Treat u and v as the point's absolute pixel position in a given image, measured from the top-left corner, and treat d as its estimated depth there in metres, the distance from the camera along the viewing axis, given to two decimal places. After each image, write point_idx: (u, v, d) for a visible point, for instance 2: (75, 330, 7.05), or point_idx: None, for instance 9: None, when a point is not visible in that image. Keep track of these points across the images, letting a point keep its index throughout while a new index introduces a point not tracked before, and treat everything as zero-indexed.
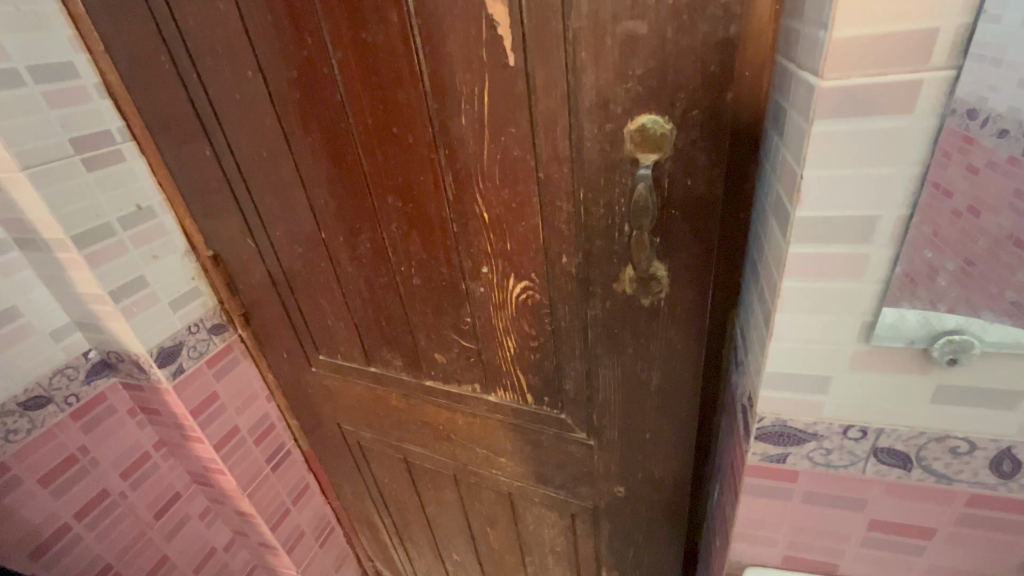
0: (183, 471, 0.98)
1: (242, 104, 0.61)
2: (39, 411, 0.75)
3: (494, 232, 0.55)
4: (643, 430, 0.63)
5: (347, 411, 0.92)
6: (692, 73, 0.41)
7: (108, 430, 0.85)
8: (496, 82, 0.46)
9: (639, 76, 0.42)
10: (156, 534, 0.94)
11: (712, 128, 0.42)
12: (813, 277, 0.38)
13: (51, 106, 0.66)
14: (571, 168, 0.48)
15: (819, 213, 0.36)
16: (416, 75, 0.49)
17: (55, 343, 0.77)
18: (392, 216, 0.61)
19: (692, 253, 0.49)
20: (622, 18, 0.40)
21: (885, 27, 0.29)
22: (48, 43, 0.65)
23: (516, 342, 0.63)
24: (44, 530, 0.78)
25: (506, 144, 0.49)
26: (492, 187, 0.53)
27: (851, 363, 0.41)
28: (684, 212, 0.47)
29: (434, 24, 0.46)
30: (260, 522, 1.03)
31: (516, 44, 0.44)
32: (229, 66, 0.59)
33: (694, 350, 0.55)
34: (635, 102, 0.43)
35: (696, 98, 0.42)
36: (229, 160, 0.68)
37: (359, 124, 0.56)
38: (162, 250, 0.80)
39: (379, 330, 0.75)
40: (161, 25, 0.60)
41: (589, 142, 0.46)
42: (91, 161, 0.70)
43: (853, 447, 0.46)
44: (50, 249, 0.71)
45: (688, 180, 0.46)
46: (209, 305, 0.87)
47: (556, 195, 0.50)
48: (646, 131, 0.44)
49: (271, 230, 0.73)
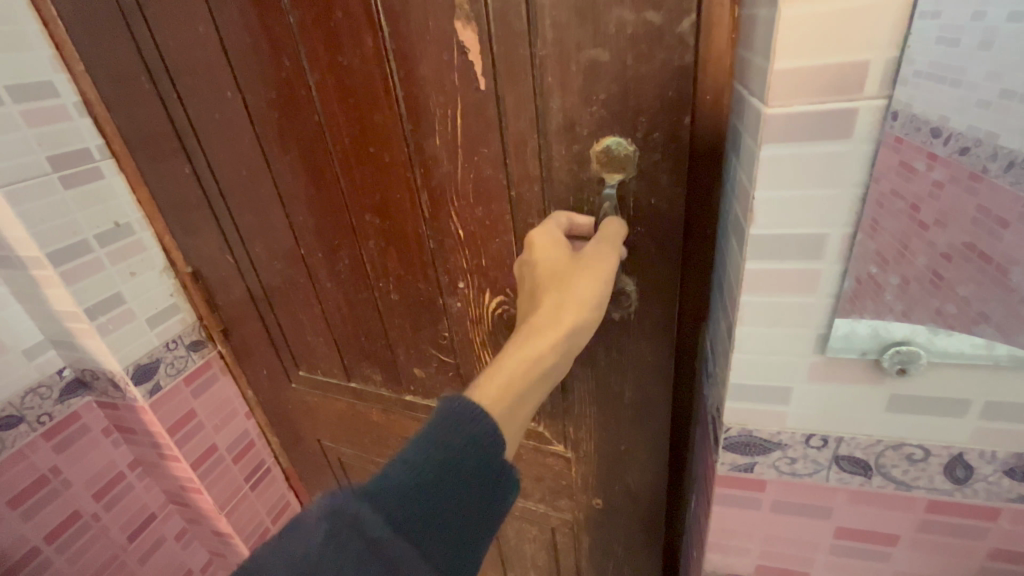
0: (159, 491, 0.96)
1: (221, 124, 0.62)
2: (10, 431, 0.74)
3: (470, 248, 0.57)
4: (619, 441, 0.64)
5: (327, 427, 0.92)
6: (651, 98, 0.43)
7: (81, 449, 0.84)
8: (468, 105, 0.48)
9: (603, 100, 0.44)
10: (130, 557, 0.91)
11: (672, 150, 0.45)
12: (770, 291, 0.40)
13: (29, 125, 0.66)
14: (542, 187, 0.50)
15: (772, 230, 0.37)
16: (391, 97, 0.51)
17: (27, 361, 0.77)
18: (370, 232, 0.62)
19: (658, 267, 0.51)
20: (585, 46, 0.42)
21: (818, 59, 0.31)
22: (29, 63, 0.65)
23: (492, 357, 0.64)
24: (12, 554, 0.76)
25: (479, 164, 0.51)
26: (466, 205, 0.54)
27: (809, 373, 0.43)
28: (649, 229, 0.49)
29: (408, 49, 0.47)
30: (238, 542, 1.01)
31: (486, 68, 0.46)
32: (208, 87, 0.60)
33: (665, 363, 0.56)
34: (600, 124, 0.45)
35: (656, 121, 0.44)
36: (208, 177, 0.69)
37: (336, 143, 0.57)
38: (140, 267, 0.79)
39: (359, 346, 0.75)
40: (141, 47, 0.61)
41: (558, 162, 0.48)
42: (69, 178, 0.70)
43: (815, 455, 0.47)
44: (25, 267, 0.71)
45: (652, 199, 0.48)
46: (187, 322, 0.87)
47: (528, 214, 0.52)
48: (611, 153, 0.46)
49: (250, 247, 0.73)
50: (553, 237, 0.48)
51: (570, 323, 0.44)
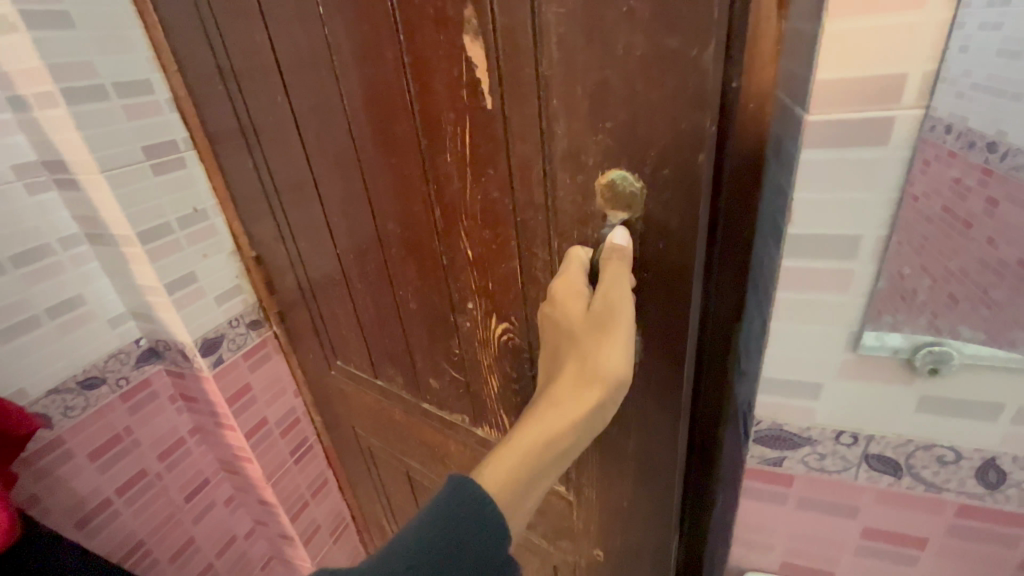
0: (213, 458, 1.04)
1: (274, 126, 0.69)
2: (94, 390, 0.83)
3: (478, 269, 0.61)
4: (620, 497, 0.66)
5: (359, 416, 0.98)
6: (662, 130, 0.43)
7: (151, 413, 0.92)
8: (476, 125, 0.52)
9: (610, 127, 0.45)
10: (185, 516, 0.99)
11: (683, 187, 0.44)
12: (805, 289, 0.42)
13: (129, 118, 0.74)
14: (546, 216, 0.52)
15: (809, 230, 0.40)
16: (410, 110, 0.55)
17: (111, 329, 0.85)
18: (393, 239, 0.66)
19: (664, 307, 0.51)
20: (590, 69, 0.43)
21: (852, 71, 0.34)
22: (132, 63, 0.74)
23: (498, 381, 0.67)
24: (89, 502, 0.84)
25: (487, 185, 0.55)
26: (475, 225, 0.58)
27: (841, 370, 0.45)
28: (657, 273, 0.50)
29: (425, 67, 0.52)
30: (280, 513, 1.08)
31: (493, 87, 0.49)
32: (266, 94, 0.66)
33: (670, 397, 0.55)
34: (606, 154, 0.46)
35: (665, 154, 0.44)
36: (265, 172, 0.75)
37: (365, 150, 0.62)
38: (212, 249, 0.87)
39: (382, 348, 0.80)
40: (216, 53, 0.68)
41: (563, 190, 0.50)
42: (158, 166, 0.78)
43: (845, 453, 0.49)
44: (116, 244, 0.79)
45: (660, 244, 0.48)
46: (248, 302, 0.94)
47: (532, 242, 0.55)
48: (617, 186, 0.47)
49: (297, 241, 0.80)
50: (575, 290, 0.49)
51: (588, 399, 0.45)
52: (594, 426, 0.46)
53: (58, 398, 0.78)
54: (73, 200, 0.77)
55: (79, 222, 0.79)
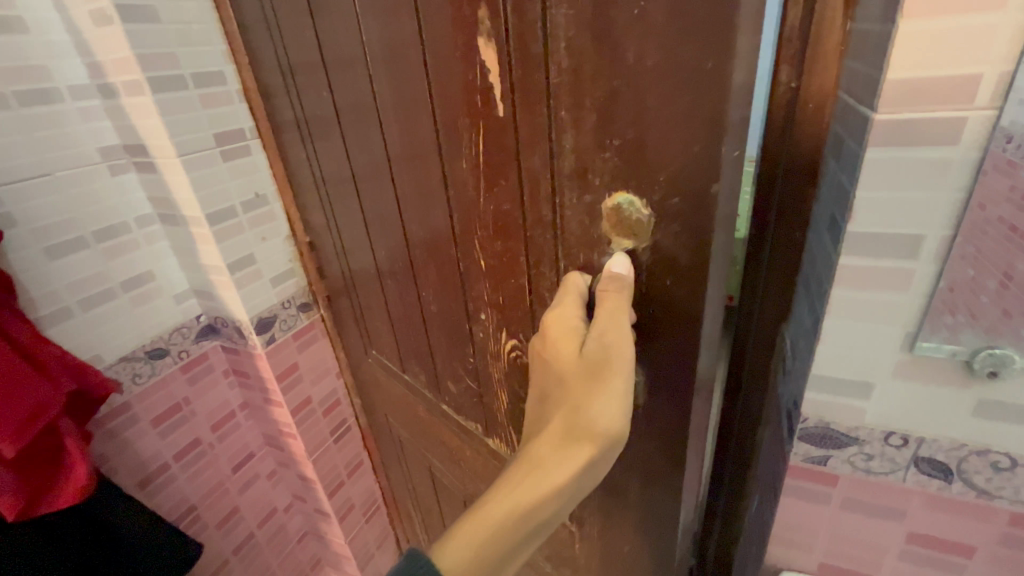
0: (259, 432, 1.09)
1: (320, 119, 0.71)
2: (159, 360, 0.89)
3: (490, 283, 0.57)
4: (622, 541, 0.62)
5: (390, 405, 1.01)
6: (674, 153, 0.37)
7: (207, 385, 0.97)
8: (488, 130, 0.47)
9: (619, 146, 0.39)
10: (232, 485, 1.05)
11: (694, 221, 0.38)
12: (862, 288, 0.42)
13: (204, 106, 0.79)
14: (554, 237, 0.47)
15: (869, 229, 0.40)
16: (427, 109, 0.51)
17: (176, 304, 0.91)
18: (416, 240, 0.65)
19: (672, 348, 0.45)
20: (599, 80, 0.37)
21: (925, 71, 0.34)
22: (208, 55, 0.79)
23: (508, 398, 0.64)
24: (150, 465, 0.90)
25: (498, 196, 0.50)
26: (487, 237, 0.54)
27: (895, 371, 0.45)
28: (664, 310, 0.44)
29: (439, 64, 0.47)
30: (319, 489, 1.13)
31: (505, 90, 0.43)
32: (313, 90, 0.68)
33: (674, 443, 0.50)
34: (615, 175, 0.40)
35: (678, 182, 0.38)
36: (316, 163, 0.79)
37: (391, 147, 0.60)
38: (270, 233, 0.92)
39: (409, 345, 0.81)
40: (277, 46, 0.71)
41: (570, 211, 0.44)
42: (227, 153, 0.83)
43: (893, 454, 0.49)
44: (186, 225, 0.84)
45: (669, 280, 0.43)
46: (300, 285, 0.99)
47: (541, 261, 0.50)
48: (623, 213, 0.41)
49: (340, 233, 0.83)
50: (570, 327, 0.44)
51: (572, 466, 0.41)
52: (585, 484, 0.42)
53: (128, 366, 0.84)
54: (149, 181, 0.82)
55: (154, 202, 0.85)
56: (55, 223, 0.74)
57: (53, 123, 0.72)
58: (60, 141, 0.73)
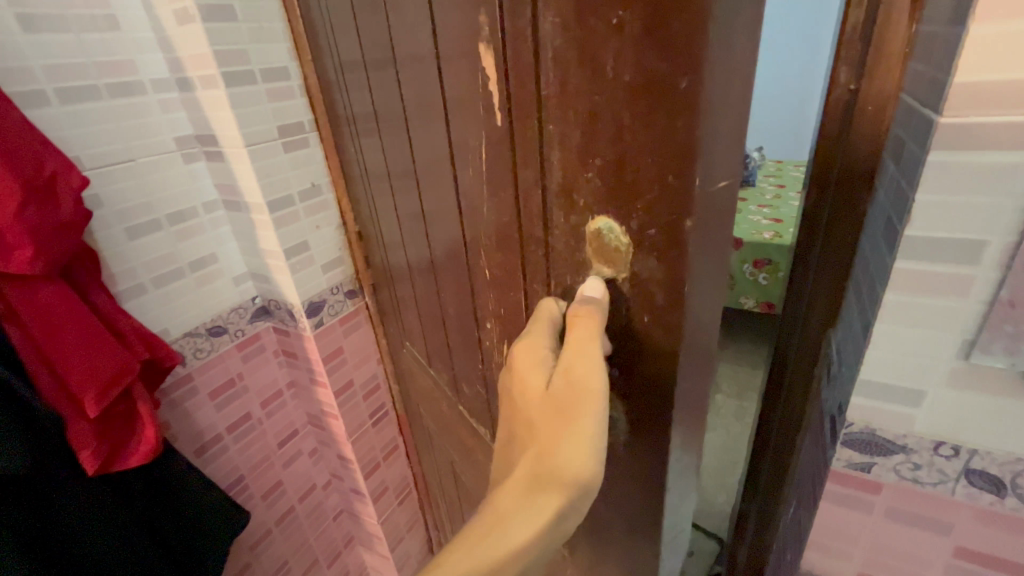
0: (303, 412, 1.15)
1: (364, 115, 0.73)
2: (218, 337, 0.95)
3: (496, 295, 0.54)
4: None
5: (422, 396, 1.04)
6: (653, 181, 0.32)
7: (259, 363, 1.03)
8: (488, 138, 0.44)
9: (600, 166, 0.35)
10: (277, 460, 1.11)
11: (671, 259, 0.34)
12: (917, 293, 0.42)
13: (269, 100, 0.83)
14: (545, 256, 0.44)
15: (928, 233, 0.40)
16: (442, 111, 0.50)
17: (235, 286, 0.97)
18: (438, 239, 0.64)
19: (652, 398, 0.41)
20: (581, 94, 0.34)
21: (997, 75, 0.34)
22: (275, 51, 0.83)
23: None
24: (206, 435, 0.97)
25: (498, 208, 0.47)
26: (491, 249, 0.51)
27: (948, 379, 0.44)
28: (643, 351, 0.40)
29: (448, 65, 0.45)
30: (356, 469, 1.17)
31: (501, 99, 0.40)
32: (358, 88, 0.71)
33: (653, 500, 0.45)
34: (596, 199, 0.37)
35: (655, 213, 0.33)
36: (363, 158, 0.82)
37: (416, 146, 0.59)
38: (323, 222, 0.97)
39: (435, 342, 0.82)
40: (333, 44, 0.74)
41: (558, 232, 0.41)
42: (288, 144, 0.87)
43: (942, 465, 0.48)
44: (248, 211, 0.89)
45: (648, 322, 0.38)
46: (347, 273, 1.04)
47: (535, 279, 0.47)
48: (604, 239, 0.38)
49: (382, 225, 0.86)
50: (536, 360, 0.42)
51: (522, 532, 0.36)
52: (554, 542, 0.37)
53: (191, 341, 0.91)
54: (216, 169, 0.88)
55: (219, 189, 0.90)
56: (134, 205, 0.80)
57: (134, 113, 0.79)
58: (141, 130, 0.80)
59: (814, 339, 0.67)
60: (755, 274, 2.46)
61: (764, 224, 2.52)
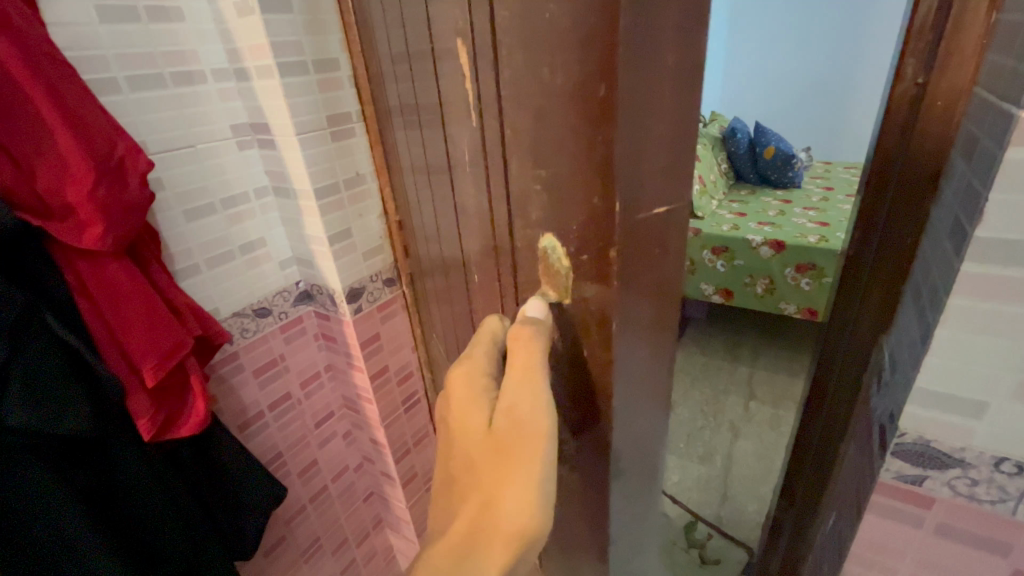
0: (340, 394, 1.18)
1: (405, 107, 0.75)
2: (263, 318, 0.99)
3: (480, 287, 0.60)
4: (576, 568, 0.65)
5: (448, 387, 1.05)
6: (586, 189, 0.38)
7: (300, 345, 1.07)
8: (466, 139, 0.49)
9: (546, 171, 0.41)
10: (313, 440, 1.15)
11: (600, 265, 0.40)
12: (986, 299, 0.40)
13: (320, 90, 0.86)
14: (511, 251, 0.50)
15: (1003, 235, 0.37)
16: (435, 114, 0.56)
17: (281, 269, 1.01)
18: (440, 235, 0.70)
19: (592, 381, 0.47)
20: (528, 99, 0.39)
21: None
22: (326, 42, 0.85)
23: None
24: (249, 411, 1.01)
25: (476, 205, 0.53)
26: (474, 242, 0.57)
27: (1016, 390, 0.42)
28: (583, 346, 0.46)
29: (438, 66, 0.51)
30: (388, 453, 1.20)
31: (473, 104, 0.46)
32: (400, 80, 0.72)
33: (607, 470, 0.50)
34: (542, 204, 0.42)
35: (587, 216, 0.39)
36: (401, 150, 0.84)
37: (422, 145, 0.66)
38: (365, 210, 0.99)
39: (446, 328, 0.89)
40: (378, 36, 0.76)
41: (519, 232, 0.47)
42: (335, 133, 0.90)
43: (1003, 483, 0.45)
44: (295, 198, 0.93)
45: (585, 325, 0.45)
46: (387, 261, 1.06)
47: (506, 274, 0.53)
48: (550, 256, 0.45)
49: (416, 216, 0.87)
50: (485, 384, 0.51)
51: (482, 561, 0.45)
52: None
53: (238, 320, 0.95)
54: (268, 157, 0.91)
55: (269, 176, 0.94)
56: (192, 189, 0.85)
57: (195, 101, 0.82)
58: (200, 118, 0.84)
59: (865, 341, 0.66)
60: (796, 279, 2.37)
61: (808, 228, 2.45)
